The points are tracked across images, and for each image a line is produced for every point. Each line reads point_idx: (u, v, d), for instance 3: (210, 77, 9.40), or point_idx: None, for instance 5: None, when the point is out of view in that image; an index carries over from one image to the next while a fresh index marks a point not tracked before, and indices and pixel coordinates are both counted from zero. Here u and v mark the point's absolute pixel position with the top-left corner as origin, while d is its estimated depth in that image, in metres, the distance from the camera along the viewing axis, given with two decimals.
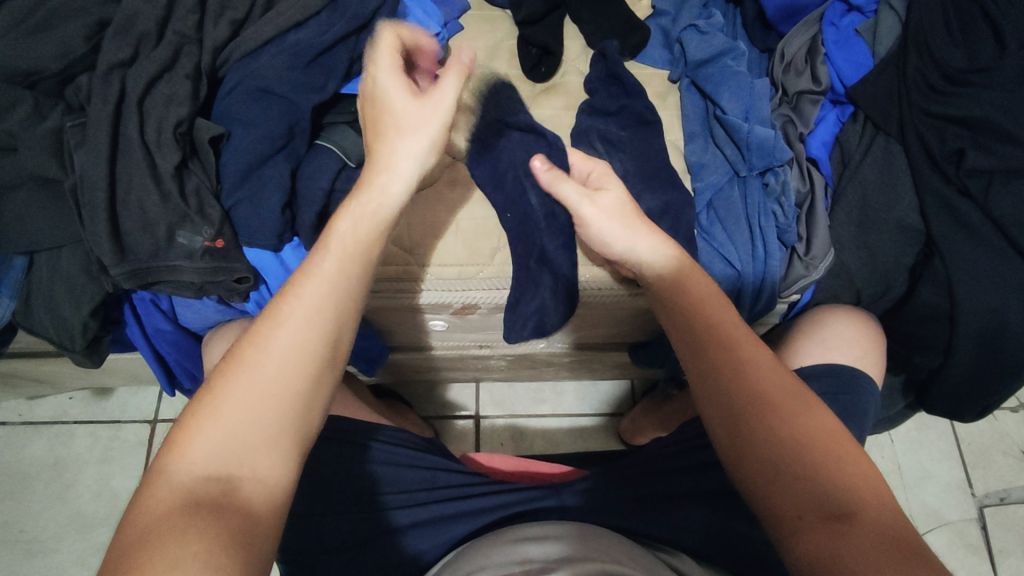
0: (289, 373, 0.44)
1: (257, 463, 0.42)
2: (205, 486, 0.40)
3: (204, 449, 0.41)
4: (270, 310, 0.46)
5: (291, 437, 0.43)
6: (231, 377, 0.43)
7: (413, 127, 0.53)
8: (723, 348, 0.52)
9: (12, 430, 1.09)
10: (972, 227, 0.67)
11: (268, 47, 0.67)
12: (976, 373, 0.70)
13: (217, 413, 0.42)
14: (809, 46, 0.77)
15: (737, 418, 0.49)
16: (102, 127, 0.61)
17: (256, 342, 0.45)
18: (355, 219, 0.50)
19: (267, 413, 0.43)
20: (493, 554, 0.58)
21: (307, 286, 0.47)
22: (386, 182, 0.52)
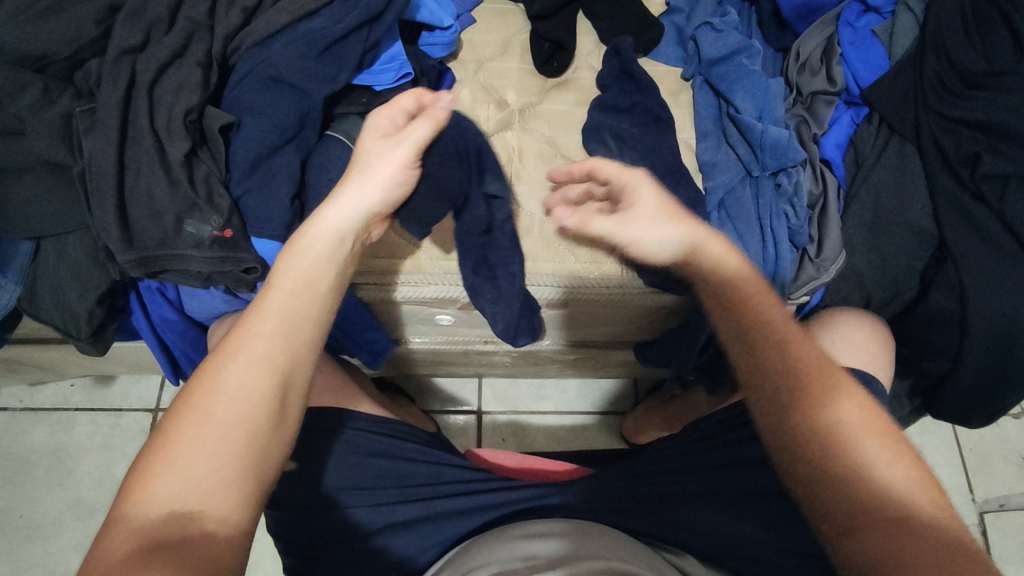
0: (244, 410, 0.47)
1: (214, 501, 0.44)
2: (165, 525, 0.42)
3: (163, 492, 0.43)
4: (220, 353, 0.49)
5: (246, 474, 0.46)
6: (186, 420, 0.46)
7: (370, 171, 0.57)
8: (779, 348, 0.52)
9: (13, 416, 1.08)
10: (986, 232, 0.66)
11: (279, 36, 0.66)
12: (984, 379, 0.70)
13: (172, 455, 0.45)
14: (824, 47, 0.76)
15: (792, 418, 0.50)
16: (111, 114, 0.60)
17: (207, 384, 0.47)
18: (299, 255, 0.53)
19: (220, 452, 0.45)
20: (498, 550, 0.58)
21: (253, 325, 0.50)
22: (328, 221, 0.55)
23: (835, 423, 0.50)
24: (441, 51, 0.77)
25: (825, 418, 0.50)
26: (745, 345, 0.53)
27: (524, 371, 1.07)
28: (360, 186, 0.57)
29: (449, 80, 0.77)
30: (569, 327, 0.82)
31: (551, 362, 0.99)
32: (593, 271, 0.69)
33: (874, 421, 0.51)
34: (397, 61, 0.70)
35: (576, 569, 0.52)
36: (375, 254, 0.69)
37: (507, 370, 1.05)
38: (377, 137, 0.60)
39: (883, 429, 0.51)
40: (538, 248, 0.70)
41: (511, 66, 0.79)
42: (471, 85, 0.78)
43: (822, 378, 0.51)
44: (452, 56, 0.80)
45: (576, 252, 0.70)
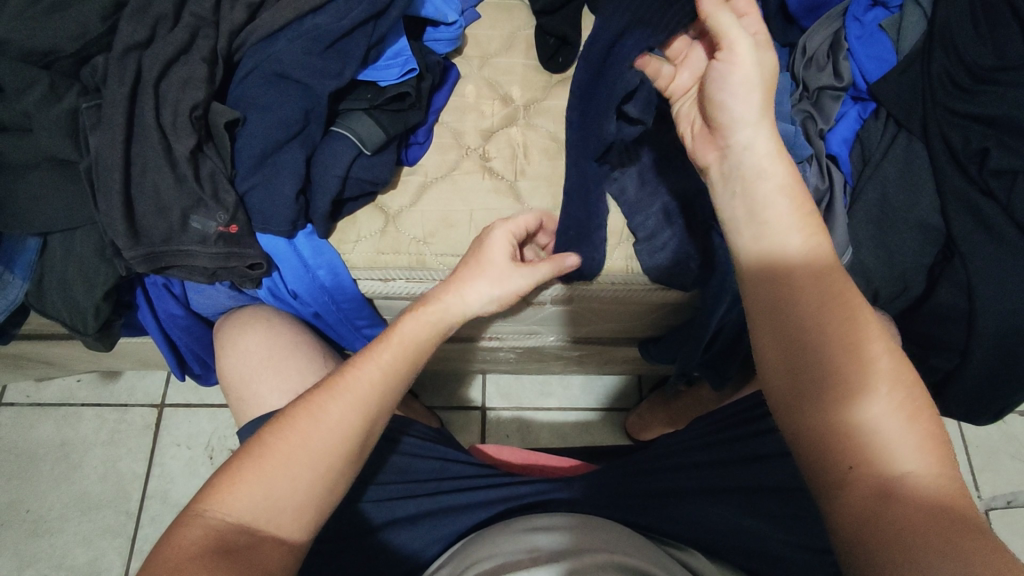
0: (333, 447, 0.51)
1: (286, 524, 0.49)
2: (234, 533, 0.46)
3: (242, 501, 0.48)
4: (329, 385, 0.53)
5: (316, 502, 0.50)
6: (285, 438, 0.50)
7: (492, 276, 0.61)
8: (818, 299, 0.50)
9: (21, 411, 1.09)
10: (995, 229, 0.65)
11: (284, 32, 0.66)
12: (992, 377, 0.69)
13: (263, 468, 0.49)
14: (831, 42, 0.75)
15: (808, 390, 0.49)
16: (117, 110, 0.60)
17: (311, 414, 0.51)
18: (417, 325, 0.58)
19: (303, 480, 0.49)
20: (501, 543, 0.58)
21: (366, 369, 0.55)
22: (450, 304, 0.60)
23: (872, 392, 0.47)
24: (445, 47, 0.77)
25: (859, 389, 0.47)
26: (793, 297, 0.51)
27: (529, 367, 1.07)
28: (482, 287, 0.61)
29: (454, 76, 0.77)
30: (574, 323, 0.82)
31: (556, 359, 1.00)
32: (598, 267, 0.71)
33: (906, 398, 0.47)
34: (402, 57, 0.69)
35: (580, 561, 0.53)
36: (382, 250, 0.70)
37: (511, 366, 1.06)
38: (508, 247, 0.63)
39: (916, 408, 0.47)
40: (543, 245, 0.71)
41: (516, 62, 0.79)
42: (476, 81, 0.78)
43: (860, 348, 0.49)
44: (456, 52, 0.80)
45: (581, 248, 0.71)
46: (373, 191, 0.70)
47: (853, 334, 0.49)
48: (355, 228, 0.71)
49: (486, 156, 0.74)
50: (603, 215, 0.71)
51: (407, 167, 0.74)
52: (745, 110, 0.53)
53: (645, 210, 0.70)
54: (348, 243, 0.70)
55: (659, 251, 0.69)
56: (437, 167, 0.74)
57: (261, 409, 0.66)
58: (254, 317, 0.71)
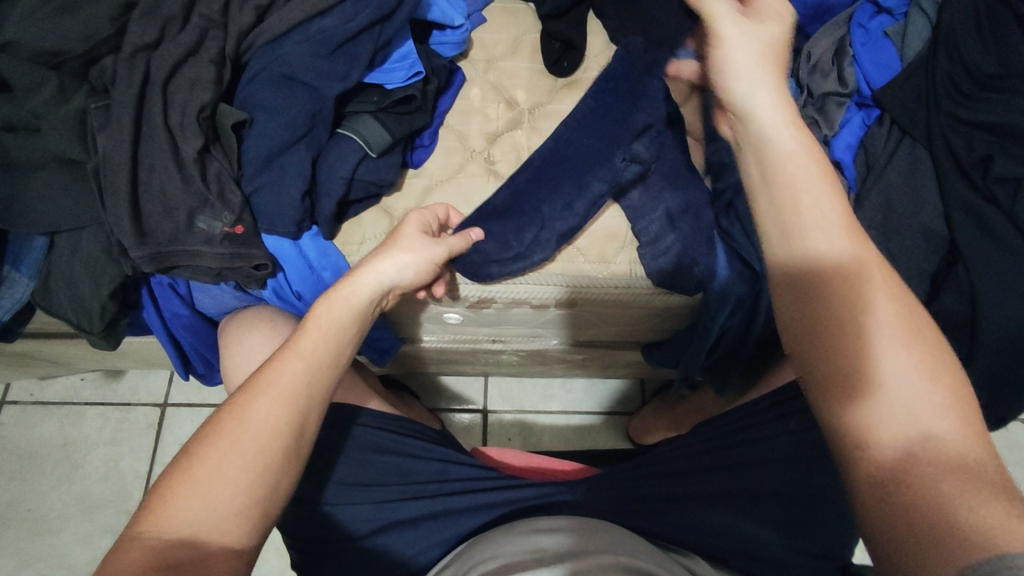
0: (263, 442, 0.49)
1: (225, 531, 0.46)
2: (175, 550, 0.43)
3: (178, 516, 0.45)
4: (251, 386, 0.52)
5: (257, 503, 0.48)
6: (212, 446, 0.48)
7: (409, 246, 0.61)
8: (862, 296, 0.46)
9: (24, 409, 1.10)
10: (999, 236, 0.65)
11: (292, 34, 0.67)
12: (996, 385, 0.69)
13: (195, 476, 0.46)
14: (836, 48, 0.75)
15: (848, 369, 0.44)
16: (125, 111, 0.61)
17: (234, 415, 0.50)
18: (333, 306, 0.57)
19: (238, 482, 0.47)
20: (506, 543, 0.58)
21: (286, 360, 0.53)
22: (364, 281, 0.59)
23: (919, 401, 0.42)
24: (452, 50, 0.77)
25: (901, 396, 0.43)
26: (837, 292, 0.46)
27: (531, 371, 1.07)
28: (397, 259, 0.60)
29: (460, 79, 0.78)
30: (577, 326, 0.83)
31: (558, 362, 1.00)
32: (602, 271, 0.71)
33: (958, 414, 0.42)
34: (408, 60, 0.70)
35: (585, 561, 0.53)
36: None
37: (514, 369, 1.06)
38: (418, 225, 0.64)
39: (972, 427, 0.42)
40: None
41: (522, 66, 0.80)
42: (481, 85, 0.79)
43: (908, 352, 0.44)
44: (462, 56, 0.80)
45: (584, 252, 0.71)
46: (379, 192, 0.71)
47: (902, 339, 0.44)
48: (360, 229, 0.71)
49: (491, 159, 0.75)
50: (607, 219, 0.72)
51: (412, 170, 0.75)
52: (740, 85, 0.51)
53: (649, 214, 0.70)
54: (352, 244, 0.70)
55: (663, 255, 0.68)
56: (442, 169, 0.74)
57: None
58: (258, 317, 0.71)
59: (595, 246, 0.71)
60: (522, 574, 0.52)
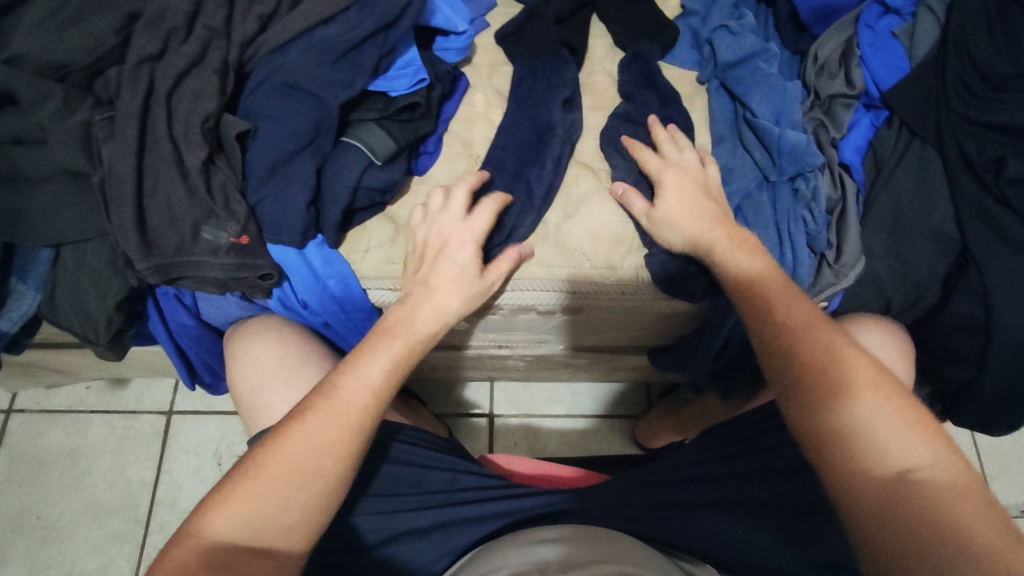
0: (320, 464, 0.52)
1: (272, 543, 0.50)
2: (227, 553, 0.48)
3: (231, 520, 0.49)
4: (313, 405, 0.55)
5: (307, 521, 0.52)
6: (275, 456, 0.52)
7: (466, 272, 0.63)
8: (843, 358, 0.54)
9: (31, 417, 1.10)
10: (1012, 238, 0.64)
11: (296, 43, 0.66)
12: (1009, 389, 0.68)
13: (256, 486, 0.51)
14: (842, 49, 0.74)
15: (812, 416, 0.53)
16: (130, 122, 0.61)
17: (297, 433, 0.53)
18: (394, 337, 0.60)
19: (291, 499, 0.51)
20: (512, 555, 0.58)
21: (350, 387, 0.56)
22: (422, 313, 0.62)
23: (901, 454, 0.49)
24: (455, 57, 0.77)
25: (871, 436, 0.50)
26: (820, 343, 0.55)
27: (537, 375, 1.07)
28: (447, 296, 0.63)
29: (463, 85, 0.77)
30: (584, 331, 0.82)
31: (564, 366, 1.00)
32: (608, 276, 0.70)
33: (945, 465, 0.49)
34: (412, 67, 0.69)
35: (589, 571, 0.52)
36: (392, 260, 0.70)
37: (519, 374, 1.05)
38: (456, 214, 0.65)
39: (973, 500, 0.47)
40: (553, 254, 0.70)
41: None
42: (485, 90, 0.78)
43: (891, 415, 0.51)
44: (465, 61, 0.80)
45: (591, 257, 0.70)
46: (382, 200, 0.70)
47: (882, 396, 0.52)
48: (365, 239, 0.71)
49: None
50: (614, 224, 0.71)
51: (416, 176, 0.74)
52: (653, 167, 0.69)
53: None
54: (358, 253, 0.70)
55: (670, 260, 0.68)
56: (446, 176, 0.74)
57: (273, 419, 0.66)
58: (263, 326, 0.71)
59: (601, 251, 0.70)
60: None
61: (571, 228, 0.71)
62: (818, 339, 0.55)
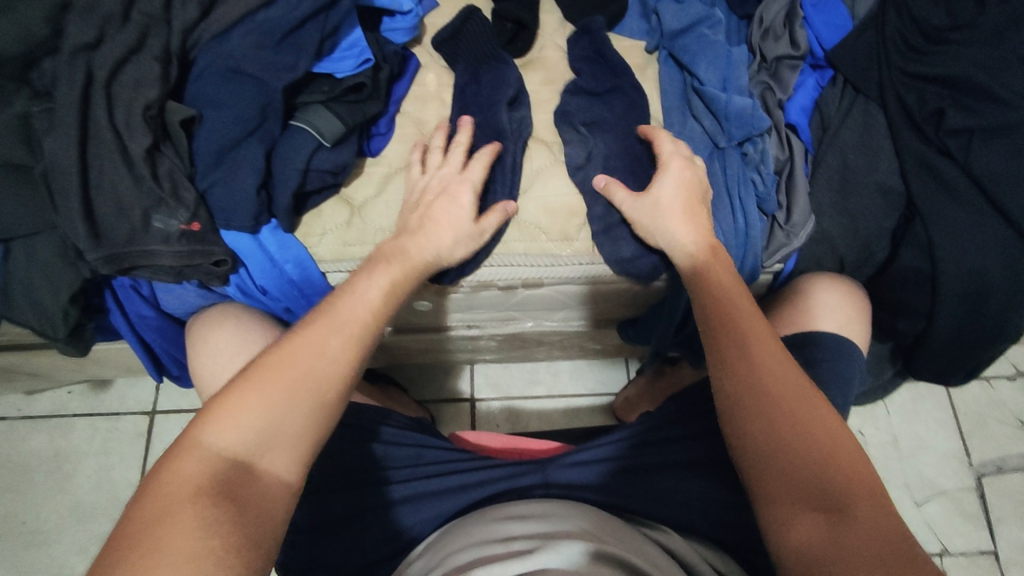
0: (268, 436, 0.47)
1: (200, 516, 0.42)
2: (149, 524, 0.41)
3: (171, 487, 0.43)
4: (258, 367, 0.49)
5: (252, 496, 0.45)
6: (213, 425, 0.46)
7: (459, 240, 0.64)
8: (747, 333, 0.54)
9: (12, 424, 1.10)
10: (953, 190, 0.65)
11: (237, 27, 0.66)
12: (959, 339, 0.69)
13: (189, 459, 0.44)
14: (788, 10, 0.74)
15: (779, 459, 0.49)
16: (70, 113, 0.60)
17: (237, 400, 0.47)
18: (348, 300, 0.55)
19: (230, 472, 0.45)
20: (477, 532, 0.58)
21: (297, 347, 0.50)
22: (382, 275, 0.58)
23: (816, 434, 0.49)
24: (403, 37, 0.77)
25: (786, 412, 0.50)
26: (725, 320, 0.56)
27: (513, 356, 1.08)
28: (439, 234, 0.63)
29: (414, 65, 0.77)
30: (550, 306, 0.83)
31: (537, 345, 1.00)
32: (564, 249, 0.70)
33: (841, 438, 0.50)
34: (356, 48, 0.69)
35: (556, 553, 0.52)
36: (348, 241, 0.70)
37: (497, 355, 1.06)
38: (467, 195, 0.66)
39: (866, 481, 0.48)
40: (507, 230, 0.71)
41: None
42: (437, 70, 0.79)
43: (791, 389, 0.51)
44: (415, 42, 0.80)
45: (546, 230, 0.71)
46: (335, 181, 0.70)
47: (781, 371, 0.52)
48: (321, 221, 0.71)
49: None
50: (567, 196, 0.72)
51: (370, 158, 0.74)
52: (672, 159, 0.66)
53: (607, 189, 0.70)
54: (314, 236, 0.70)
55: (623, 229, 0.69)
56: (400, 157, 0.74)
57: None
58: (223, 314, 0.71)
59: (556, 224, 0.71)
60: (490, 565, 0.51)
61: (525, 203, 0.72)
62: (752, 334, 0.54)
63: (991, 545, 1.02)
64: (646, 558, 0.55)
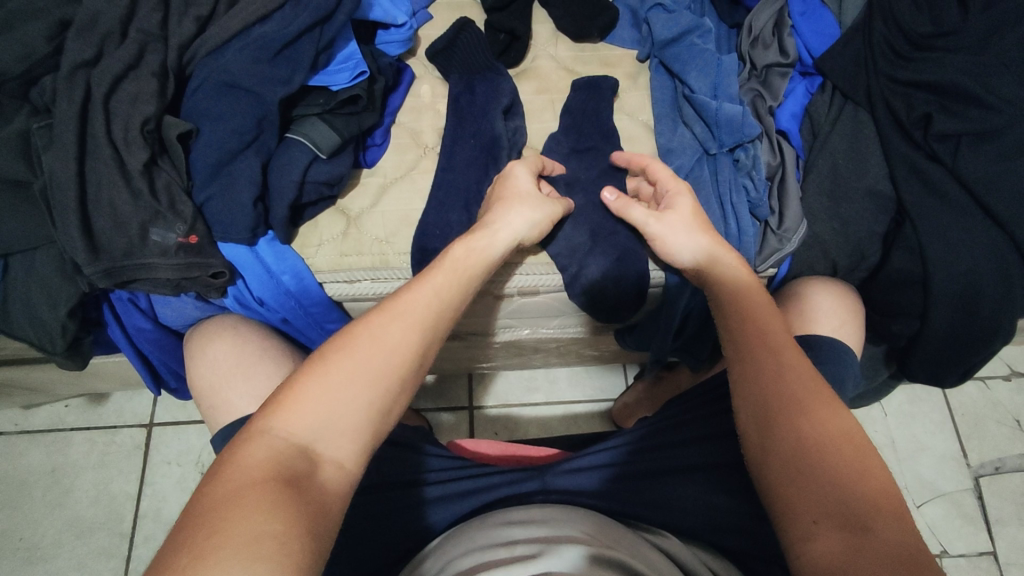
0: (339, 420, 0.46)
1: (273, 502, 0.41)
2: (225, 506, 0.40)
3: (243, 471, 0.42)
4: (331, 353, 0.49)
5: (322, 481, 0.44)
6: (288, 408, 0.46)
7: (529, 204, 0.64)
8: (762, 344, 0.55)
9: (9, 440, 1.09)
10: (942, 193, 0.66)
11: (234, 42, 0.67)
12: (953, 341, 0.70)
13: (264, 444, 0.44)
14: (776, 19, 0.76)
15: (789, 465, 0.49)
16: (68, 129, 0.61)
17: (312, 383, 0.47)
18: (424, 287, 0.55)
19: (301, 454, 0.44)
20: (480, 537, 0.58)
21: (369, 332, 0.50)
22: (463, 260, 0.58)
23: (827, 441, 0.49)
24: (398, 49, 0.78)
25: (802, 422, 0.50)
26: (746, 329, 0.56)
27: (510, 364, 1.08)
28: (524, 213, 0.63)
29: (408, 77, 0.78)
30: (546, 314, 0.83)
31: (534, 352, 1.00)
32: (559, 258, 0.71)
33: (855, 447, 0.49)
34: (352, 61, 0.70)
35: (556, 557, 0.52)
36: (345, 252, 0.71)
37: (494, 363, 1.06)
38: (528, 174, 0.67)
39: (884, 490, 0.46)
40: None
41: None
42: (431, 81, 0.80)
43: (805, 397, 0.51)
44: (410, 54, 0.81)
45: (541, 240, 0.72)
46: (331, 193, 0.71)
47: (795, 381, 0.52)
48: (317, 232, 0.71)
49: None
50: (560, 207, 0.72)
51: (366, 169, 0.75)
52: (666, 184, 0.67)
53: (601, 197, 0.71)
54: (310, 247, 0.71)
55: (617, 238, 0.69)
56: (396, 167, 0.75)
57: (231, 416, 0.66)
58: (220, 326, 0.72)
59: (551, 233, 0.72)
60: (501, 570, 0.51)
61: None
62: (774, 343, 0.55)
63: (990, 546, 1.02)
64: (646, 561, 0.55)
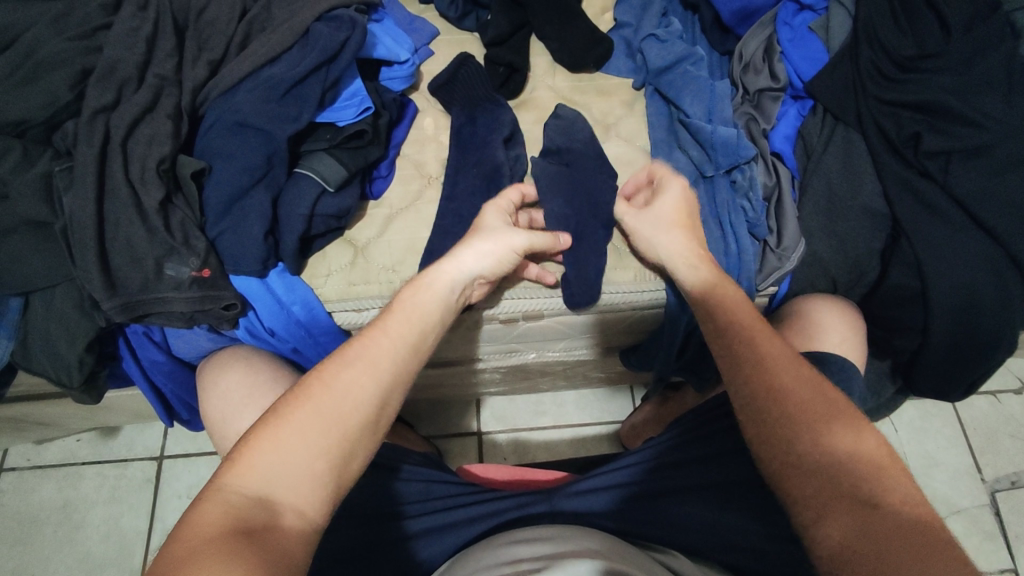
0: (302, 469, 0.46)
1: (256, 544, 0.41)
2: (198, 553, 0.39)
3: (208, 520, 0.41)
4: (291, 400, 0.48)
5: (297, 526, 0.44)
6: (251, 456, 0.45)
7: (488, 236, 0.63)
8: (748, 335, 0.56)
9: (21, 475, 1.11)
10: (936, 209, 0.68)
11: (245, 82, 0.70)
12: (956, 353, 0.70)
13: (226, 496, 0.43)
14: (765, 46, 0.79)
15: (790, 455, 0.50)
16: (88, 170, 0.64)
17: (272, 429, 0.47)
18: (385, 328, 0.54)
19: (272, 500, 0.44)
20: (486, 558, 0.58)
21: (333, 372, 0.50)
22: (420, 298, 0.57)
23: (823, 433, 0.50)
24: (401, 84, 0.81)
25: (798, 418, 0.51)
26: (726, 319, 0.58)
27: (518, 387, 1.08)
28: (476, 249, 0.61)
29: (412, 111, 0.81)
30: (551, 337, 0.84)
31: (541, 375, 1.01)
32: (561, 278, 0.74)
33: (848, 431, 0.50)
34: (358, 96, 0.73)
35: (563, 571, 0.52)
36: (353, 281, 0.73)
37: (502, 387, 1.07)
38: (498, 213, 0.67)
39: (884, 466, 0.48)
40: None
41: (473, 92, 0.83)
42: (434, 114, 0.82)
43: (796, 385, 0.52)
44: (413, 88, 0.84)
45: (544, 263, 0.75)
46: (339, 225, 0.73)
47: (788, 374, 0.53)
48: (326, 263, 0.73)
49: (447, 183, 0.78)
50: None
51: (373, 200, 0.77)
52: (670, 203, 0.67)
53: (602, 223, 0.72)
54: (319, 277, 0.73)
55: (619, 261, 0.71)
56: (401, 198, 0.77)
57: None
58: (234, 357, 0.73)
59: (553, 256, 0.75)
60: None
61: None
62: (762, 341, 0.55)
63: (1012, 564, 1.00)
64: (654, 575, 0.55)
